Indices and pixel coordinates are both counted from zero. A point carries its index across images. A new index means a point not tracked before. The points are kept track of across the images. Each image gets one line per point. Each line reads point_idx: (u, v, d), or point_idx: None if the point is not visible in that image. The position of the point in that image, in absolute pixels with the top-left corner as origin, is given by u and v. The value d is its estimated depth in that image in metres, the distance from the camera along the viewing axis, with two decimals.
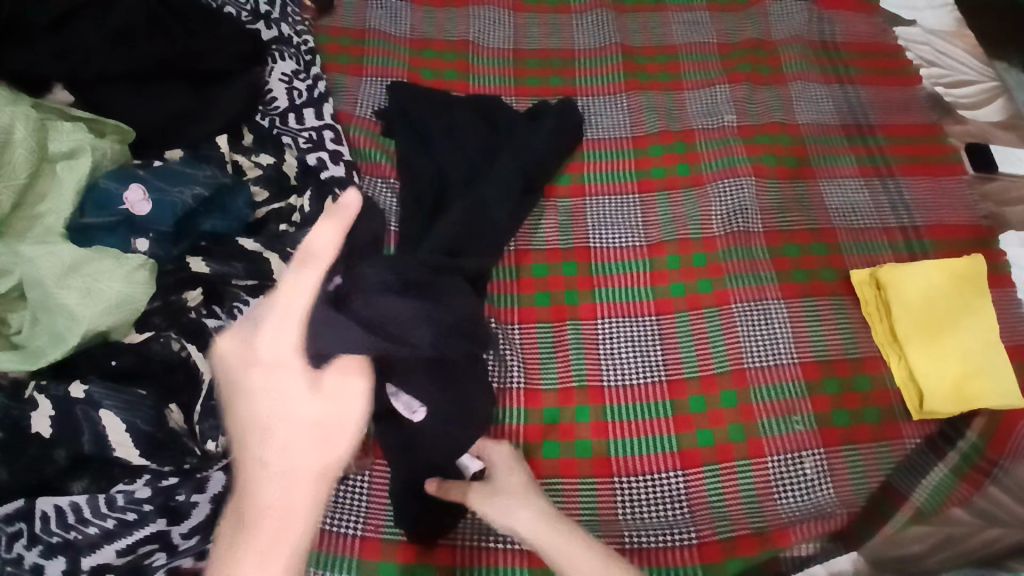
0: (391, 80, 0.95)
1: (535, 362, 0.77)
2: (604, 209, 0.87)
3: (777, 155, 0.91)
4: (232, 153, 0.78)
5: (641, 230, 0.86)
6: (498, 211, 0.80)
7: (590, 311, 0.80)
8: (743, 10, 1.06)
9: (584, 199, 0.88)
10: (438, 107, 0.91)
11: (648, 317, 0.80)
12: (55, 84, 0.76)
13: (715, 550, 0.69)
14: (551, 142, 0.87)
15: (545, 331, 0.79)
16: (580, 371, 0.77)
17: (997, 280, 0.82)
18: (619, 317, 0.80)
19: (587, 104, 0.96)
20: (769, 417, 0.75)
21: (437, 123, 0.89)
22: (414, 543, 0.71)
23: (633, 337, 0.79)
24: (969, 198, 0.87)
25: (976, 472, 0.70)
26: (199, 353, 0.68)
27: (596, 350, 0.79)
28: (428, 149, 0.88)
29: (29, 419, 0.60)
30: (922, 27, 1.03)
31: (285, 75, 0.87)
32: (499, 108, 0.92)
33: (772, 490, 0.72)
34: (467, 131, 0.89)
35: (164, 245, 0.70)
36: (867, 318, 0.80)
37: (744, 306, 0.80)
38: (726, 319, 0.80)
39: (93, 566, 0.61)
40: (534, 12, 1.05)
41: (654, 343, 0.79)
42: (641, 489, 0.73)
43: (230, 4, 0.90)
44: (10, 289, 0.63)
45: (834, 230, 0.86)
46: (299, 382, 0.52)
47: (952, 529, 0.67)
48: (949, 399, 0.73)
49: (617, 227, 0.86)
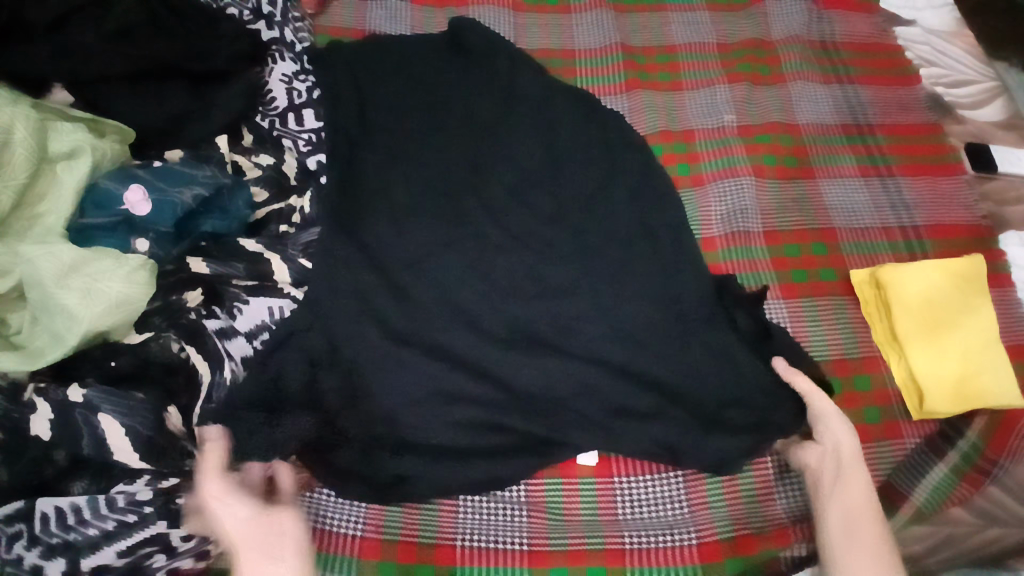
0: (533, 397, 0.74)
1: (575, 521, 0.73)
2: (637, 499, 0.75)
3: (847, 405, 0.78)
4: (232, 153, 0.80)
5: (669, 508, 0.74)
6: (516, 211, 0.82)
7: (604, 469, 0.76)
8: (743, 10, 1.05)
9: (611, 482, 0.75)
10: (525, 310, 0.77)
11: (673, 474, 0.76)
12: (55, 84, 0.75)
13: (715, 550, 0.72)
14: (583, 164, 0.86)
15: (554, 489, 0.74)
16: (586, 488, 0.75)
17: (997, 280, 0.85)
18: (640, 476, 0.76)
19: (603, 112, 0.89)
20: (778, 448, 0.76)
21: (491, 240, 0.80)
22: (414, 543, 0.71)
23: (656, 499, 0.75)
24: (969, 198, 0.90)
25: (976, 472, 0.75)
26: (199, 357, 0.68)
27: (612, 509, 0.74)
28: (497, 260, 0.79)
29: (28, 422, 0.61)
30: (922, 27, 1.04)
31: (285, 75, 0.84)
32: (515, 185, 0.84)
33: (772, 490, 0.75)
34: (529, 212, 0.83)
35: (163, 245, 0.70)
36: (867, 318, 0.83)
37: (779, 461, 0.76)
38: (760, 474, 0.76)
39: (93, 566, 0.62)
40: (534, 13, 1.02)
41: (682, 501, 0.74)
42: (641, 488, 0.75)
43: (233, 5, 0.86)
44: (10, 290, 0.63)
45: (834, 230, 0.88)
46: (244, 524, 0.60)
47: (952, 529, 0.71)
48: (949, 401, 0.76)
49: (644, 506, 0.74)
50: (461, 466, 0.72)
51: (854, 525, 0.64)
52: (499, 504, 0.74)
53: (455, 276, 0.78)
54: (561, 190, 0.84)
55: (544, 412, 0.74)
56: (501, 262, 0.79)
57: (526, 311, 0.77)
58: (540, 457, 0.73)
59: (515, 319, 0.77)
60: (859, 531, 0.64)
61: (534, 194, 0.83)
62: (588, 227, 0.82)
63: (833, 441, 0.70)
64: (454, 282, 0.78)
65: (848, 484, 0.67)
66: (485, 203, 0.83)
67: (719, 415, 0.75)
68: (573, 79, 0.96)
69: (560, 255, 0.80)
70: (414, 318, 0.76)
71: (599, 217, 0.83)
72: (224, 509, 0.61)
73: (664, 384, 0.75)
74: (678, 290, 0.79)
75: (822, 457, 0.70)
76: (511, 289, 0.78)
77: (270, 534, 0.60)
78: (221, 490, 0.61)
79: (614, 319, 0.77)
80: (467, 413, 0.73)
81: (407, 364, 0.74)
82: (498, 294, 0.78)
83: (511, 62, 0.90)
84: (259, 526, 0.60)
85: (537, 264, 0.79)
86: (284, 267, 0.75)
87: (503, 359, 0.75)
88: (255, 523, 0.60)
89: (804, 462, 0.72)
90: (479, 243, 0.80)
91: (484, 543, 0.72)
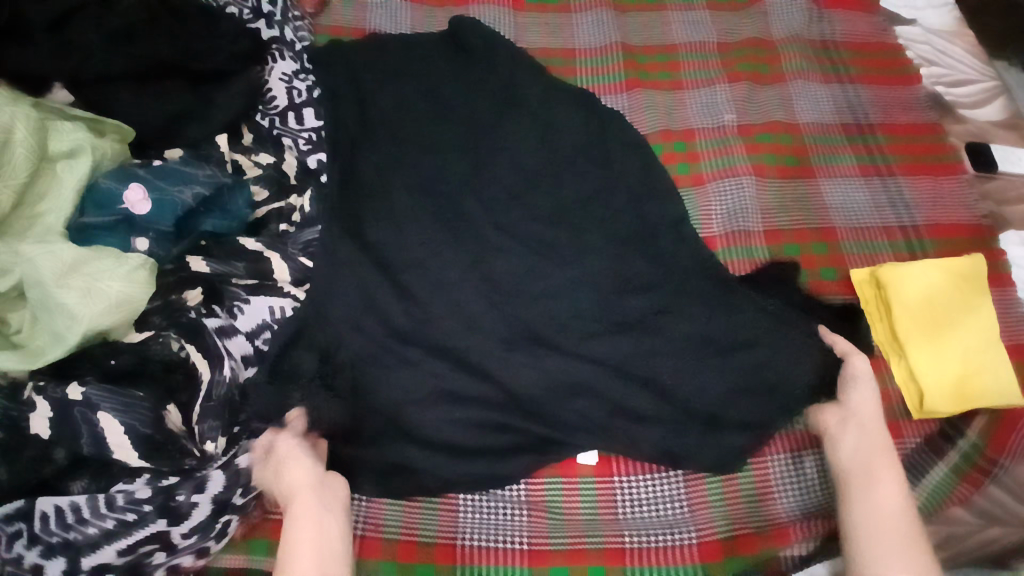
0: (533, 396, 0.74)
1: (575, 522, 0.73)
2: (637, 498, 0.74)
3: None
4: (231, 152, 0.79)
5: (669, 507, 0.74)
6: (515, 211, 0.82)
7: (605, 468, 0.76)
8: (744, 9, 1.05)
9: (611, 482, 0.75)
10: (525, 310, 0.77)
11: (671, 473, 0.75)
12: (55, 84, 0.75)
13: (715, 549, 0.72)
14: (582, 164, 0.86)
15: (554, 488, 0.74)
16: (586, 488, 0.75)
17: (997, 280, 0.85)
18: (640, 475, 0.75)
19: (603, 112, 0.89)
20: (779, 449, 0.76)
21: (491, 241, 0.80)
22: (414, 542, 0.71)
23: (656, 498, 0.74)
24: (969, 198, 0.90)
25: (976, 472, 0.75)
26: (199, 354, 0.67)
27: (613, 509, 0.74)
28: (497, 260, 0.79)
29: (27, 420, 0.61)
30: (922, 27, 1.04)
31: (285, 75, 0.84)
32: (515, 185, 0.84)
33: (773, 490, 0.75)
34: (529, 212, 0.82)
35: (163, 244, 0.70)
36: (867, 317, 0.83)
37: (780, 460, 0.76)
38: (760, 473, 0.75)
39: (93, 566, 0.62)
40: (534, 13, 1.02)
41: (681, 501, 0.74)
42: (641, 488, 0.75)
43: (233, 4, 0.86)
44: (9, 289, 0.63)
45: (834, 229, 0.88)
46: (309, 487, 0.65)
47: (951, 529, 0.71)
48: (949, 401, 0.76)
49: (644, 505, 0.74)
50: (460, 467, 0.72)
51: (873, 478, 0.66)
52: (499, 504, 0.73)
53: (454, 276, 0.78)
54: (561, 190, 0.84)
55: (544, 411, 0.74)
56: (500, 262, 0.79)
57: (526, 310, 0.77)
58: (539, 457, 0.73)
59: (515, 319, 0.77)
60: (879, 483, 0.66)
61: (534, 194, 0.83)
62: (588, 227, 0.83)
63: (858, 407, 0.72)
64: (454, 282, 0.78)
65: (867, 439, 0.69)
66: (485, 203, 0.83)
67: (721, 414, 0.75)
68: (572, 79, 0.96)
69: (559, 255, 0.81)
70: (414, 317, 0.76)
71: (599, 216, 0.83)
72: (287, 466, 0.67)
73: (665, 384, 0.75)
74: (677, 291, 0.79)
75: (842, 417, 0.72)
76: (510, 288, 0.78)
77: (325, 493, 0.66)
78: (287, 449, 0.68)
79: (614, 319, 0.77)
80: (467, 412, 0.73)
81: (406, 364, 0.74)
82: (497, 294, 0.78)
83: (511, 61, 0.90)
84: (319, 490, 0.65)
85: (537, 264, 0.79)
86: (284, 267, 0.76)
87: (502, 359, 0.74)
88: (315, 487, 0.66)
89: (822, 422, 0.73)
90: (478, 243, 0.80)
91: (484, 543, 0.71)
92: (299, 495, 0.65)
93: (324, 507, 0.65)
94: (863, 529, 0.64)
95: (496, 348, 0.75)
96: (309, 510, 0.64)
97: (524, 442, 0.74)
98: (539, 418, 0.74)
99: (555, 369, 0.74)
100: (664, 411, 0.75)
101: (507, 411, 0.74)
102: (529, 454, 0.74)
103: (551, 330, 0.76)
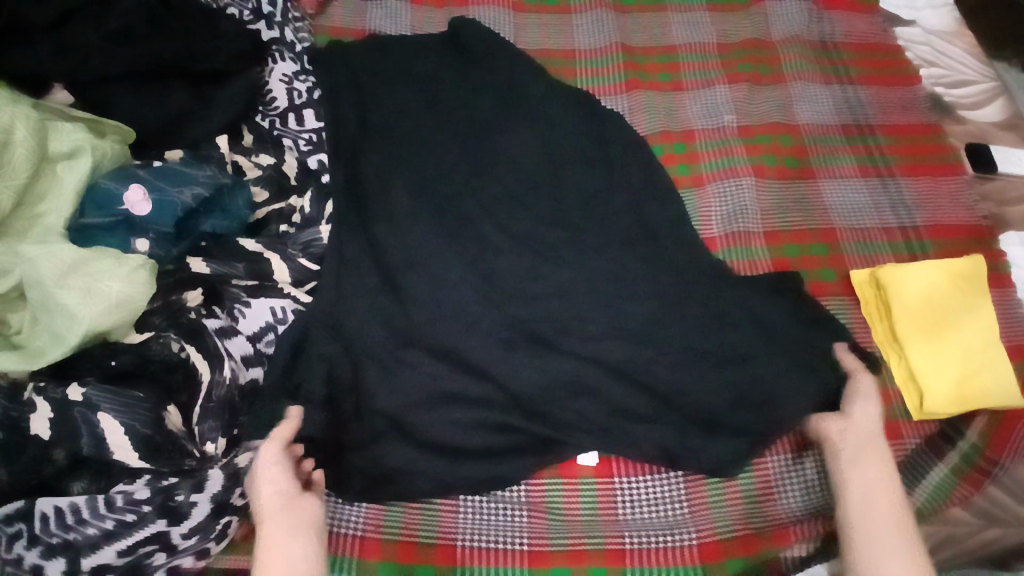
0: (533, 396, 0.74)
1: (575, 522, 0.73)
2: (637, 499, 0.75)
3: None
4: (231, 153, 0.79)
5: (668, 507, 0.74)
6: (515, 211, 0.82)
7: (605, 469, 0.76)
8: (743, 10, 1.05)
9: (611, 483, 0.75)
10: (524, 311, 0.77)
11: (670, 474, 0.75)
12: (55, 85, 0.75)
13: (715, 550, 0.72)
14: (582, 164, 0.86)
15: (554, 489, 0.74)
16: (586, 489, 0.75)
17: (997, 281, 0.85)
18: (640, 476, 0.76)
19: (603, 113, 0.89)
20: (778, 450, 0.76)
21: (491, 241, 0.81)
22: (414, 542, 0.71)
23: (656, 498, 0.75)
24: (969, 199, 0.90)
25: (976, 472, 0.75)
26: (199, 355, 0.67)
27: (613, 510, 0.74)
28: (497, 260, 0.79)
29: (27, 421, 0.61)
30: (922, 28, 1.04)
31: (285, 75, 0.84)
32: (515, 185, 0.84)
33: (773, 490, 0.75)
34: (529, 213, 0.83)
35: (164, 244, 0.70)
36: (866, 318, 0.83)
37: (780, 461, 0.76)
38: (760, 474, 0.75)
39: (93, 566, 0.62)
40: (534, 14, 1.02)
41: (682, 502, 0.74)
42: (640, 488, 0.75)
43: (233, 5, 0.86)
44: (10, 289, 0.63)
45: (834, 230, 0.88)
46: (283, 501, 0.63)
47: (952, 530, 0.72)
48: (949, 401, 0.76)
49: (644, 506, 0.74)
50: (460, 467, 0.72)
51: (877, 488, 0.66)
52: (499, 504, 0.74)
53: (454, 277, 0.78)
54: (561, 190, 0.84)
55: (544, 412, 0.74)
56: (501, 263, 0.79)
57: (526, 310, 0.77)
58: (540, 458, 0.73)
59: (515, 319, 0.77)
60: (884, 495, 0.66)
61: (534, 195, 0.84)
62: (588, 227, 0.82)
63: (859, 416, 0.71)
64: (454, 282, 0.78)
65: (868, 449, 0.69)
66: (485, 204, 0.83)
67: (721, 415, 0.75)
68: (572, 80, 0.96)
69: (559, 255, 0.81)
70: (414, 317, 0.76)
71: (599, 217, 0.83)
72: (265, 476, 0.64)
73: (665, 385, 0.75)
74: (678, 291, 0.79)
75: (844, 426, 0.71)
76: (510, 289, 0.78)
77: (298, 508, 0.63)
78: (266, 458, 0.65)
79: (614, 319, 0.77)
80: (467, 413, 0.73)
81: (406, 365, 0.74)
82: (497, 295, 0.78)
83: (511, 61, 0.90)
84: (293, 505, 0.63)
85: (537, 264, 0.79)
86: (284, 268, 0.76)
87: (502, 360, 0.74)
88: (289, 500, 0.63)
89: (824, 430, 0.72)
90: (478, 244, 0.80)
91: (485, 544, 0.71)
92: (274, 511, 0.63)
93: (298, 524, 0.62)
94: (870, 544, 0.63)
95: (496, 349, 0.75)
96: (280, 533, 0.61)
97: (524, 442, 0.74)
98: (538, 419, 0.74)
99: (555, 369, 0.74)
100: (663, 411, 0.75)
101: (507, 411, 0.74)
102: (529, 453, 0.73)
103: (551, 330, 0.76)
